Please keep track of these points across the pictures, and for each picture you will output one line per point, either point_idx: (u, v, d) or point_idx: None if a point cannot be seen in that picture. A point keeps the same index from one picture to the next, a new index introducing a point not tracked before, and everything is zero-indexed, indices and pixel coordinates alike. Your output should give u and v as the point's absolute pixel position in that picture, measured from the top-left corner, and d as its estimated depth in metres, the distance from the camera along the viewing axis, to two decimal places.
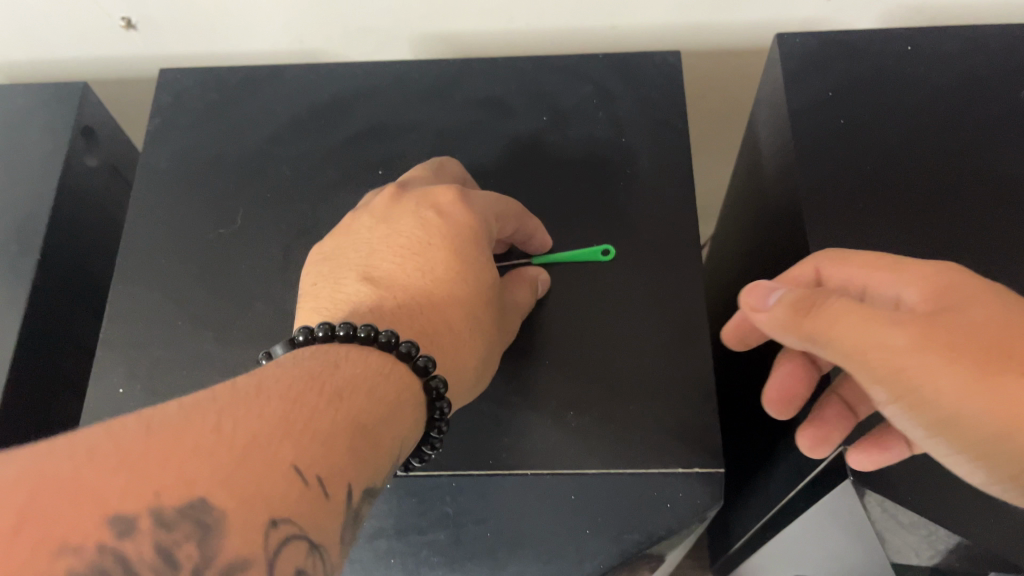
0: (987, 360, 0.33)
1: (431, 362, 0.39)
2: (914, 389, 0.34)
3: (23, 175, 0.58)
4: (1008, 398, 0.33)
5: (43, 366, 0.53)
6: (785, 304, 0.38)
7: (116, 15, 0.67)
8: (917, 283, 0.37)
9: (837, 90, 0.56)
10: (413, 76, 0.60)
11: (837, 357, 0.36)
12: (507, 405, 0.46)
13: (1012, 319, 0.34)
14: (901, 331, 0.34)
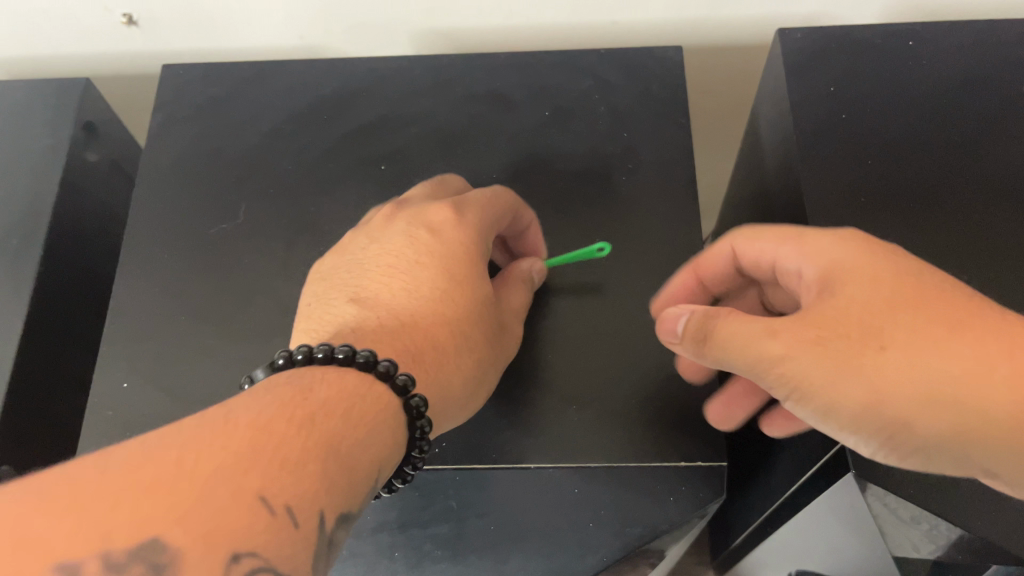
0: (848, 345, 0.37)
1: (410, 382, 0.39)
2: (792, 385, 0.38)
3: (24, 170, 0.58)
4: (868, 375, 0.36)
5: (46, 361, 0.53)
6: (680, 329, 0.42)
7: (117, 11, 0.67)
8: (812, 261, 0.41)
9: (838, 83, 0.56)
10: (414, 71, 0.60)
11: (727, 361, 0.40)
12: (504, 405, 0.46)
13: (873, 298, 0.38)
14: (771, 339, 0.38)
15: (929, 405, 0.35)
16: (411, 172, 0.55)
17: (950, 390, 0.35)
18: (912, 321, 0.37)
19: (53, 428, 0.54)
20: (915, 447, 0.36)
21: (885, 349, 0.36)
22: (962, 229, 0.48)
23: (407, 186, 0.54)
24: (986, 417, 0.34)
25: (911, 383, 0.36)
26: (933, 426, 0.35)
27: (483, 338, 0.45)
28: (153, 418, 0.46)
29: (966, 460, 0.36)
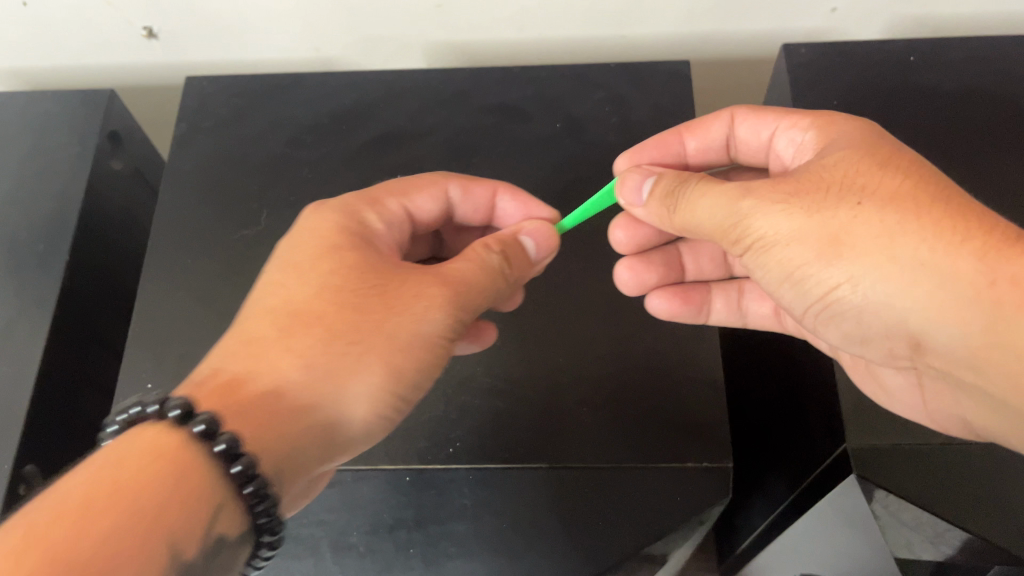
0: (822, 202, 0.38)
1: (232, 442, 0.36)
2: (755, 236, 0.40)
3: (52, 177, 0.60)
4: (833, 229, 0.38)
5: (72, 363, 0.55)
6: (656, 197, 0.44)
7: (138, 24, 0.69)
8: (816, 129, 0.44)
9: (843, 97, 0.57)
10: (429, 83, 0.61)
11: (698, 223, 0.43)
12: (405, 391, 0.43)
13: (854, 162, 0.40)
14: (747, 198, 0.40)
15: (885, 266, 0.37)
16: None
17: (909, 255, 0.36)
18: (890, 184, 0.38)
19: (79, 428, 0.55)
20: (859, 300, 0.38)
21: (857, 207, 0.37)
22: None
23: None
24: (936, 283, 0.36)
25: (873, 243, 0.37)
26: (881, 283, 0.37)
27: (339, 321, 0.41)
28: None
29: (903, 317, 0.38)
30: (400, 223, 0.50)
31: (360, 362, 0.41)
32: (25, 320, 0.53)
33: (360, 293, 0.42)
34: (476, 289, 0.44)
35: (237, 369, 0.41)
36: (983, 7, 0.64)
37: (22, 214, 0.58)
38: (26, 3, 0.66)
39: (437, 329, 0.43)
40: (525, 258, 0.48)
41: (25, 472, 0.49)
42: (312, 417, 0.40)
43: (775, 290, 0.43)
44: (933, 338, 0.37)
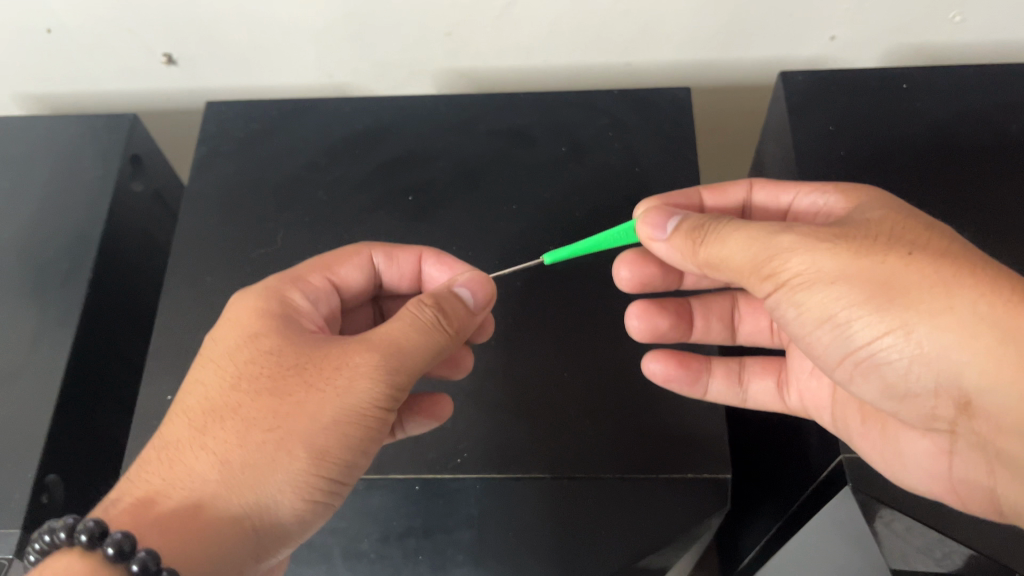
0: (872, 249, 0.39)
1: (149, 557, 0.36)
2: (792, 273, 0.41)
3: (76, 198, 0.62)
4: (884, 275, 0.39)
5: (93, 377, 0.57)
6: (682, 231, 0.45)
7: (159, 51, 0.71)
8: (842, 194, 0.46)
9: (838, 123, 0.60)
10: (438, 110, 0.64)
11: (730, 263, 0.43)
12: (335, 466, 0.41)
13: (901, 221, 0.41)
14: (787, 233, 0.41)
15: (939, 318, 0.38)
16: (437, 203, 0.59)
17: (966, 308, 0.37)
18: (942, 244, 0.39)
19: (100, 441, 0.57)
20: (909, 350, 0.39)
21: (909, 257, 0.39)
22: None
23: (433, 215, 0.58)
24: (996, 338, 0.37)
25: (926, 292, 0.38)
26: (934, 333, 0.38)
27: (254, 408, 0.41)
28: None
29: (957, 373, 0.38)
30: (326, 297, 0.51)
31: (282, 449, 0.40)
32: (49, 335, 0.55)
33: (276, 378, 0.42)
34: (403, 350, 0.42)
35: (159, 480, 0.40)
36: (975, 36, 0.66)
37: (47, 234, 0.60)
38: (50, 30, 0.69)
39: (366, 396, 0.41)
40: (460, 305, 0.45)
41: (47, 481, 0.50)
42: (236, 515, 0.40)
43: (812, 336, 0.43)
44: (986, 398, 0.38)
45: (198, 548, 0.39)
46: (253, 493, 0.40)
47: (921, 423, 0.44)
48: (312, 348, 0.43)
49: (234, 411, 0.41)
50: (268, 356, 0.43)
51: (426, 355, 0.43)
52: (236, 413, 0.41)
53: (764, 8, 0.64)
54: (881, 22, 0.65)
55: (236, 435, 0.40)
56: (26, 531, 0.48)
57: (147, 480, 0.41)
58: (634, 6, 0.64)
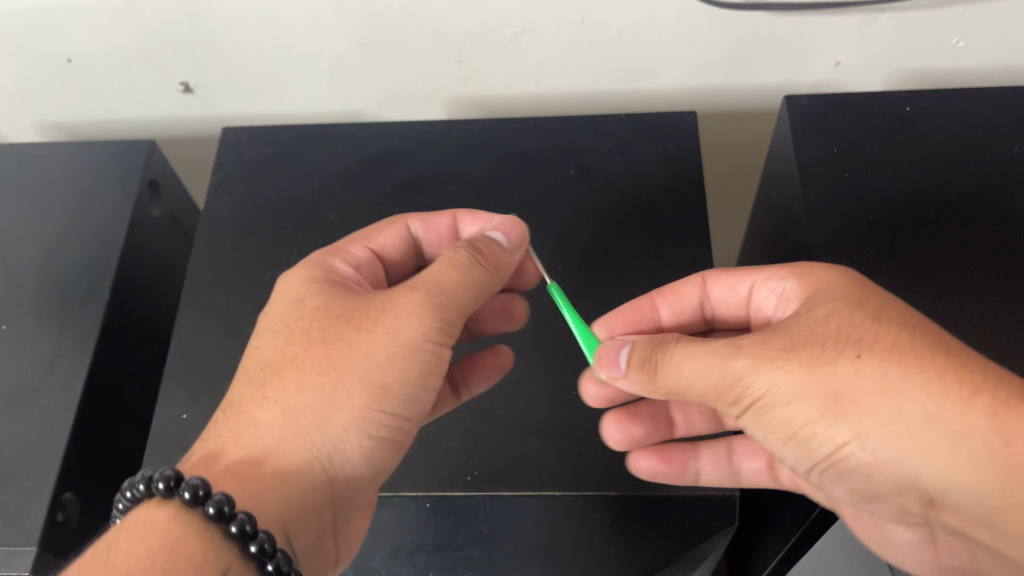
0: (823, 360, 0.40)
1: (227, 502, 0.38)
2: (755, 395, 0.41)
3: (96, 222, 0.64)
4: (836, 387, 0.39)
5: (109, 396, 0.58)
6: (636, 364, 0.46)
7: (176, 80, 0.73)
8: (796, 276, 0.46)
9: (842, 146, 0.61)
10: (449, 135, 0.65)
11: (689, 388, 0.44)
12: (392, 404, 0.44)
13: (843, 316, 0.41)
14: (740, 357, 0.42)
15: (890, 424, 0.38)
16: None
17: (915, 411, 0.38)
18: (889, 336, 0.40)
19: (115, 459, 0.58)
20: (866, 457, 0.40)
21: (857, 361, 0.39)
22: (961, 286, 0.52)
23: None
24: (947, 441, 0.37)
25: (875, 399, 0.38)
26: (887, 440, 0.39)
27: (309, 358, 0.44)
28: None
29: (914, 474, 0.39)
30: (369, 266, 0.53)
31: (340, 391, 0.43)
32: (67, 354, 0.56)
33: (328, 329, 0.45)
34: (446, 287, 0.45)
35: (225, 437, 0.43)
36: (978, 61, 0.67)
37: (66, 256, 0.62)
38: (70, 60, 0.71)
39: (415, 332, 0.44)
40: (496, 245, 0.48)
41: (63, 500, 0.51)
42: (303, 460, 0.42)
43: (780, 450, 0.44)
44: (948, 497, 0.39)
45: (266, 500, 0.41)
46: (315, 436, 0.43)
47: (897, 518, 0.45)
48: (361, 301, 0.46)
49: (291, 363, 0.44)
50: (319, 312, 0.46)
51: (470, 289, 0.46)
52: (293, 368, 0.44)
53: (769, 34, 0.66)
54: (885, 48, 0.66)
55: (295, 386, 0.43)
56: (42, 547, 0.49)
57: (216, 436, 0.43)
58: (642, 33, 0.66)
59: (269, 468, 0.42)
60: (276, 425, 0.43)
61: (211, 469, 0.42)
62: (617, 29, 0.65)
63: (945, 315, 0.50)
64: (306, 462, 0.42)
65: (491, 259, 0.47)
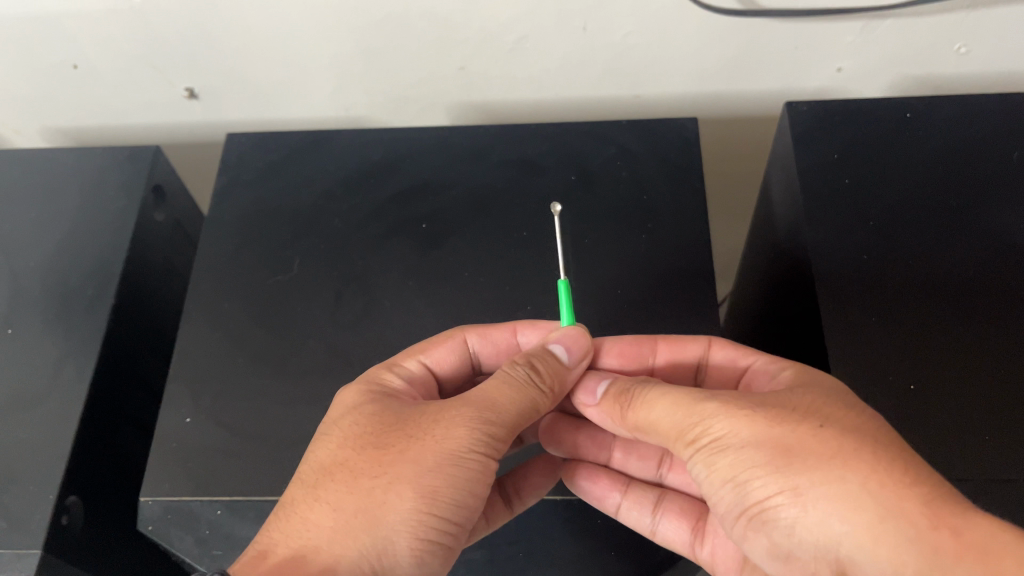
0: (789, 417, 0.41)
1: None
2: (710, 438, 0.42)
3: (101, 227, 0.64)
4: (789, 441, 0.40)
5: (113, 400, 0.58)
6: (611, 397, 0.49)
7: (181, 85, 0.74)
8: (786, 366, 0.47)
9: (842, 152, 0.61)
10: (452, 141, 0.66)
11: (654, 426, 0.46)
12: (441, 510, 0.44)
13: (816, 395, 0.42)
14: (709, 400, 0.43)
15: (830, 487, 0.38)
16: (449, 230, 0.60)
17: (856, 483, 0.38)
18: (850, 420, 0.40)
19: (120, 462, 0.58)
20: (797, 512, 0.39)
21: (819, 429, 0.40)
22: (961, 294, 0.52)
23: (446, 242, 0.59)
24: (877, 515, 0.37)
25: (823, 461, 0.39)
26: (824, 500, 0.38)
27: (362, 462, 0.45)
28: (213, 450, 0.50)
29: (835, 538, 0.38)
30: (422, 381, 0.52)
31: (391, 493, 0.44)
32: (72, 359, 0.57)
33: (380, 435, 0.46)
34: (497, 405, 0.46)
35: (277, 532, 0.44)
36: (979, 67, 0.67)
37: (72, 261, 0.62)
38: (76, 66, 0.71)
39: (464, 441, 0.45)
40: (552, 362, 0.49)
41: (67, 503, 0.51)
42: (351, 561, 0.42)
43: (712, 496, 0.44)
44: (862, 570, 0.37)
45: None
46: (366, 538, 0.43)
47: None
48: (414, 410, 0.47)
49: (343, 467, 0.45)
50: (371, 417, 0.47)
51: (521, 406, 0.47)
52: (346, 470, 0.45)
53: (770, 40, 0.66)
54: (886, 54, 0.67)
55: (345, 490, 0.44)
56: (46, 550, 0.49)
57: (269, 533, 0.44)
58: (643, 39, 0.66)
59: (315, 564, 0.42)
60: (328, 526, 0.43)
61: (258, 570, 0.42)
62: (618, 35, 0.66)
63: (942, 322, 0.51)
64: (357, 562, 0.42)
65: (545, 377, 0.49)
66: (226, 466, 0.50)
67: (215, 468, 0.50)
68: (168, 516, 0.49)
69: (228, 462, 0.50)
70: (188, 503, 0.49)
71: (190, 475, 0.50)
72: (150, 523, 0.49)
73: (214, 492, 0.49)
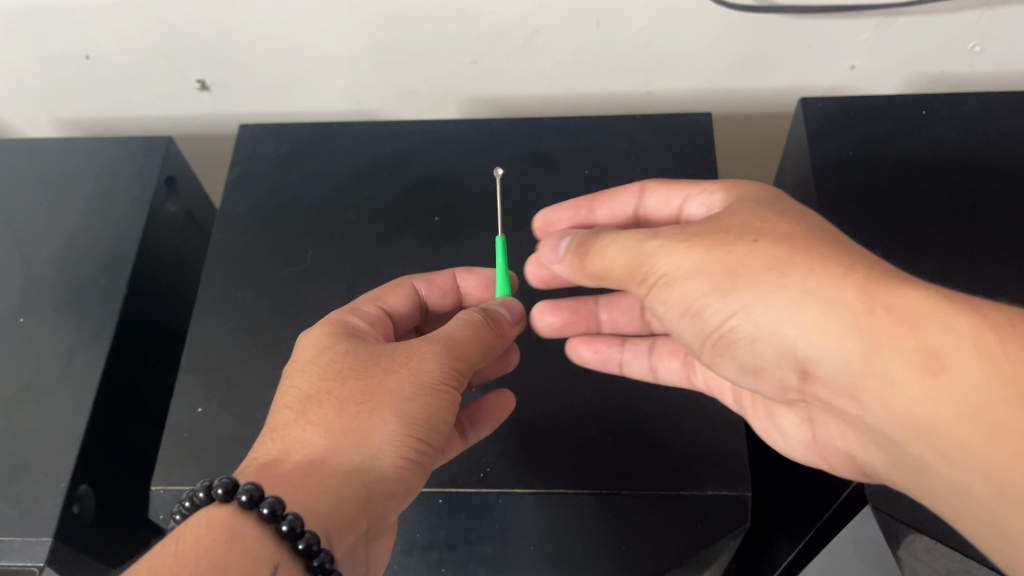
0: (726, 240, 0.41)
1: (255, 488, 0.39)
2: (660, 274, 0.43)
3: (113, 217, 0.64)
4: (730, 264, 0.40)
5: (126, 390, 0.58)
6: (570, 253, 0.49)
7: (192, 78, 0.74)
8: (720, 190, 0.48)
9: (858, 149, 0.61)
10: (465, 134, 0.66)
11: (609, 271, 0.47)
12: (425, 434, 0.45)
13: (753, 213, 0.42)
14: (652, 240, 0.44)
15: (773, 296, 0.39)
16: (463, 223, 0.60)
17: (797, 284, 0.38)
18: (789, 227, 0.40)
19: (134, 452, 0.58)
20: (751, 327, 0.41)
21: (754, 244, 0.40)
22: (981, 288, 0.51)
23: (459, 235, 0.59)
24: (822, 310, 0.37)
25: (763, 274, 0.39)
26: (773, 311, 0.39)
27: (348, 389, 0.45)
28: (225, 441, 0.50)
29: (788, 339, 0.39)
30: (384, 327, 0.53)
31: (376, 417, 0.44)
32: (84, 348, 0.57)
33: (360, 364, 0.46)
34: (465, 346, 0.48)
35: (278, 449, 0.44)
36: (993, 66, 0.67)
37: (84, 250, 0.62)
38: (88, 57, 0.71)
39: (439, 373, 0.46)
40: (504, 316, 0.51)
41: (78, 492, 0.51)
42: (341, 474, 0.43)
43: (677, 326, 0.46)
44: (819, 364, 0.39)
45: (308, 504, 0.41)
46: (354, 455, 0.43)
47: (780, 394, 0.46)
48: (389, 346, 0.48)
49: (326, 392, 0.45)
50: (351, 351, 0.47)
51: (485, 350, 0.48)
52: (329, 393, 0.45)
53: (784, 37, 0.66)
54: (900, 52, 0.66)
55: (330, 412, 0.44)
56: (57, 539, 0.49)
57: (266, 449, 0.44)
58: (656, 36, 0.66)
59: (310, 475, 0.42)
60: (318, 444, 0.43)
61: (269, 475, 0.42)
62: (631, 31, 0.66)
63: None
64: (350, 477, 0.43)
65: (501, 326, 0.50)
66: (238, 456, 0.50)
67: (228, 458, 0.50)
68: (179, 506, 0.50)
69: (241, 452, 0.50)
70: None
71: (202, 465, 0.50)
72: (161, 512, 0.51)
73: None
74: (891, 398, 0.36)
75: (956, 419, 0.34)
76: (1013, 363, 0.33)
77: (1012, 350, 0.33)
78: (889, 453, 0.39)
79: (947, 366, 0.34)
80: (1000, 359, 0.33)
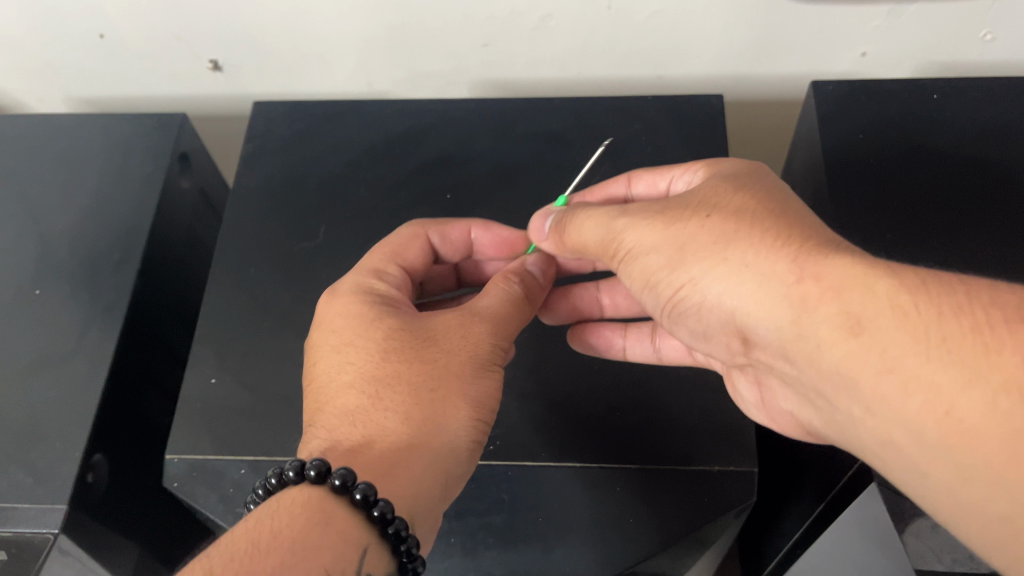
0: (680, 215, 0.43)
1: (350, 475, 0.40)
2: (625, 248, 0.45)
3: (128, 192, 0.65)
4: (681, 237, 0.42)
5: (139, 361, 0.59)
6: (551, 228, 0.51)
7: (205, 58, 0.74)
8: (701, 168, 0.50)
9: (868, 131, 0.61)
10: (476, 114, 0.66)
11: (586, 242, 0.49)
12: (491, 413, 0.47)
13: (715, 187, 0.44)
14: (620, 215, 0.46)
15: (717, 268, 0.41)
16: (474, 201, 0.61)
17: (737, 257, 0.40)
18: (740, 201, 0.42)
19: (147, 423, 0.59)
20: (699, 296, 0.43)
21: (703, 219, 0.42)
22: (989, 265, 0.51)
23: (470, 212, 0.60)
24: (757, 281, 0.39)
25: (709, 247, 0.41)
26: (717, 282, 0.41)
27: (415, 372, 0.46)
28: (238, 411, 0.51)
29: (730, 309, 0.41)
30: (405, 286, 0.54)
31: (447, 402, 0.46)
32: (99, 319, 0.57)
33: (419, 346, 0.48)
34: (515, 322, 0.50)
35: (361, 435, 0.45)
36: (1005, 54, 0.67)
37: (98, 224, 0.63)
38: (103, 35, 0.72)
39: (496, 349, 0.48)
40: (536, 285, 0.54)
41: (92, 461, 0.52)
42: (428, 454, 0.44)
43: (641, 296, 0.48)
44: (756, 329, 0.40)
45: (399, 487, 0.43)
46: (435, 438, 0.45)
47: (729, 360, 0.47)
48: (440, 321, 0.49)
49: (394, 375, 0.46)
50: (403, 333, 0.48)
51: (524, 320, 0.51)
52: (399, 379, 0.46)
53: (794, 22, 0.66)
54: (912, 39, 0.66)
55: (401, 395, 0.46)
56: (71, 506, 0.49)
57: (343, 435, 0.45)
58: (668, 20, 0.66)
59: (399, 459, 0.44)
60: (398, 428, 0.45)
61: (356, 461, 0.44)
62: (643, 15, 0.66)
63: None
64: (435, 460, 0.44)
65: (534, 295, 0.53)
66: (251, 426, 0.50)
67: (241, 428, 0.50)
68: (192, 474, 0.49)
69: (253, 423, 0.51)
70: (213, 461, 0.49)
71: (216, 434, 0.50)
72: (175, 480, 0.49)
73: (238, 451, 0.49)
74: (819, 360, 0.37)
75: (875, 375, 0.35)
76: (926, 322, 0.34)
77: (925, 312, 0.34)
78: (824, 412, 0.41)
79: (858, 327, 0.35)
80: (913, 319, 0.34)
